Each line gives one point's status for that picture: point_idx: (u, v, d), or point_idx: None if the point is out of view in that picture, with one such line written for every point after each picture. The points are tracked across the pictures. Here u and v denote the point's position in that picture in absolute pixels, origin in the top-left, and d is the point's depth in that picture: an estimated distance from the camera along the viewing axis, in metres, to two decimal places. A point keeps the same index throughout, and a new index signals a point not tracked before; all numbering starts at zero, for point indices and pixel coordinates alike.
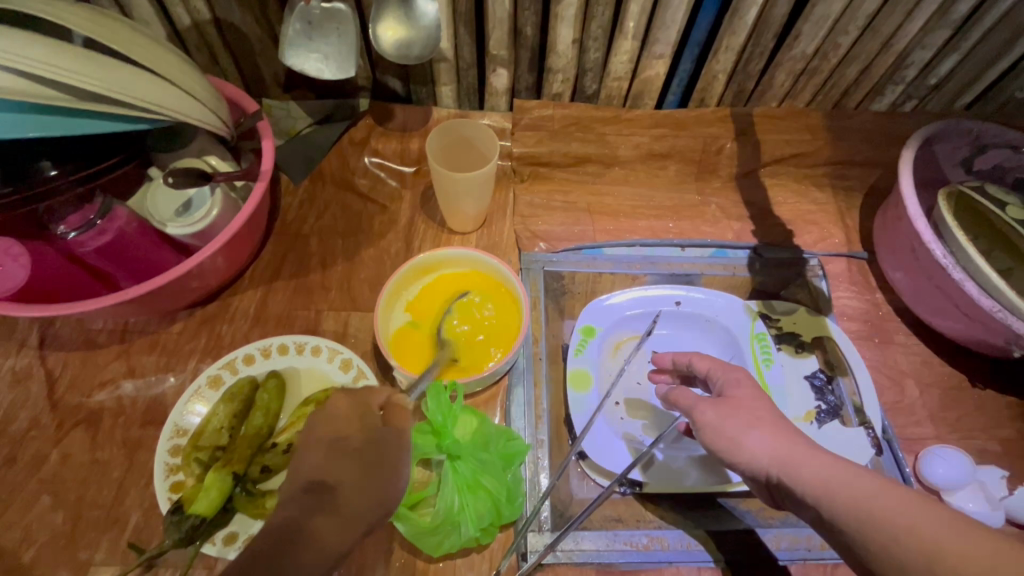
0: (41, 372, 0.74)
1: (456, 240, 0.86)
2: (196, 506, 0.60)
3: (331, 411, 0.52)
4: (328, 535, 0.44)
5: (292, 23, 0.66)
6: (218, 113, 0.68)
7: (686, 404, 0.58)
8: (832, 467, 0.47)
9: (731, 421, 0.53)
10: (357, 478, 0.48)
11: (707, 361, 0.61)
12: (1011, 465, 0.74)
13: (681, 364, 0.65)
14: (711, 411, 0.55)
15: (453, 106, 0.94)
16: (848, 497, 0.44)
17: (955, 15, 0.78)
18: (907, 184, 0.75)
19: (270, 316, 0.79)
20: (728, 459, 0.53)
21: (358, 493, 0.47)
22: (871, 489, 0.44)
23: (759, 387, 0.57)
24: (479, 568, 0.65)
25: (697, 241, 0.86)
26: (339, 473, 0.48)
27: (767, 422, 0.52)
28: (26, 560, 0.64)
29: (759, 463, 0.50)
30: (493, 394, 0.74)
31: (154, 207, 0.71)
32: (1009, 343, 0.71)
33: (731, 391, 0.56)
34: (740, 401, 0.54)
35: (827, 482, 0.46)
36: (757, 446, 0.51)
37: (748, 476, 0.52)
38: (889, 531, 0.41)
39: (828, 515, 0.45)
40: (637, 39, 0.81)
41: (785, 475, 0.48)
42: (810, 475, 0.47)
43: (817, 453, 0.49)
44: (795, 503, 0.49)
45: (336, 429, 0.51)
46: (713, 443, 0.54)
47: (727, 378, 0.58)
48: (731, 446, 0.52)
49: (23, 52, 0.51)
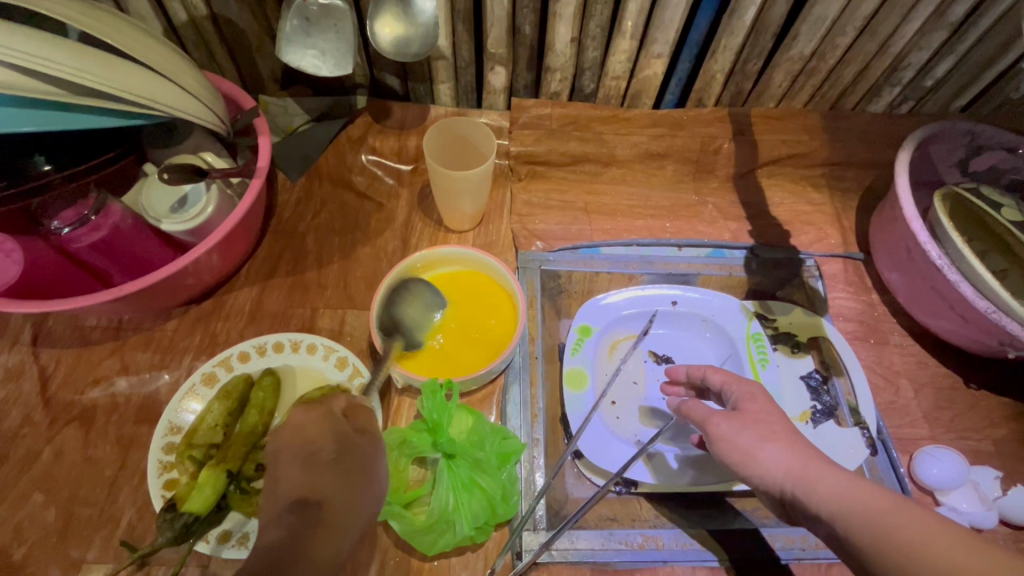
0: (34, 369, 0.74)
1: (453, 239, 0.86)
2: (189, 504, 0.59)
3: (299, 423, 0.49)
4: (326, 541, 0.44)
5: (289, 20, 0.66)
6: (214, 109, 0.68)
7: (698, 418, 0.58)
8: (846, 483, 0.47)
9: (746, 434, 0.53)
10: (342, 489, 0.47)
11: (721, 375, 0.61)
12: (1005, 466, 0.74)
13: (695, 377, 0.65)
14: (725, 424, 0.55)
15: (451, 104, 0.94)
16: (861, 513, 0.44)
17: (952, 17, 0.78)
18: (903, 184, 0.76)
19: (266, 314, 0.78)
20: (741, 473, 0.53)
21: (347, 502, 0.47)
22: (885, 505, 0.44)
23: (773, 402, 0.57)
24: (474, 567, 0.64)
25: (694, 241, 0.87)
26: (326, 483, 0.47)
27: (782, 436, 0.52)
28: (16, 559, 0.63)
29: (773, 477, 0.50)
30: (489, 393, 0.74)
31: (149, 203, 0.70)
32: (1003, 344, 0.71)
33: (746, 405, 0.56)
34: (756, 416, 0.54)
35: (841, 498, 0.45)
36: (772, 459, 0.51)
37: (761, 490, 0.52)
38: (901, 547, 0.41)
39: (842, 532, 0.45)
40: (635, 39, 0.80)
41: (799, 490, 0.48)
42: (822, 492, 0.47)
43: (830, 468, 0.48)
44: (807, 518, 0.49)
45: (312, 440, 0.49)
46: (725, 456, 0.54)
47: (742, 393, 0.58)
48: (747, 460, 0.52)
49: (20, 47, 0.51)
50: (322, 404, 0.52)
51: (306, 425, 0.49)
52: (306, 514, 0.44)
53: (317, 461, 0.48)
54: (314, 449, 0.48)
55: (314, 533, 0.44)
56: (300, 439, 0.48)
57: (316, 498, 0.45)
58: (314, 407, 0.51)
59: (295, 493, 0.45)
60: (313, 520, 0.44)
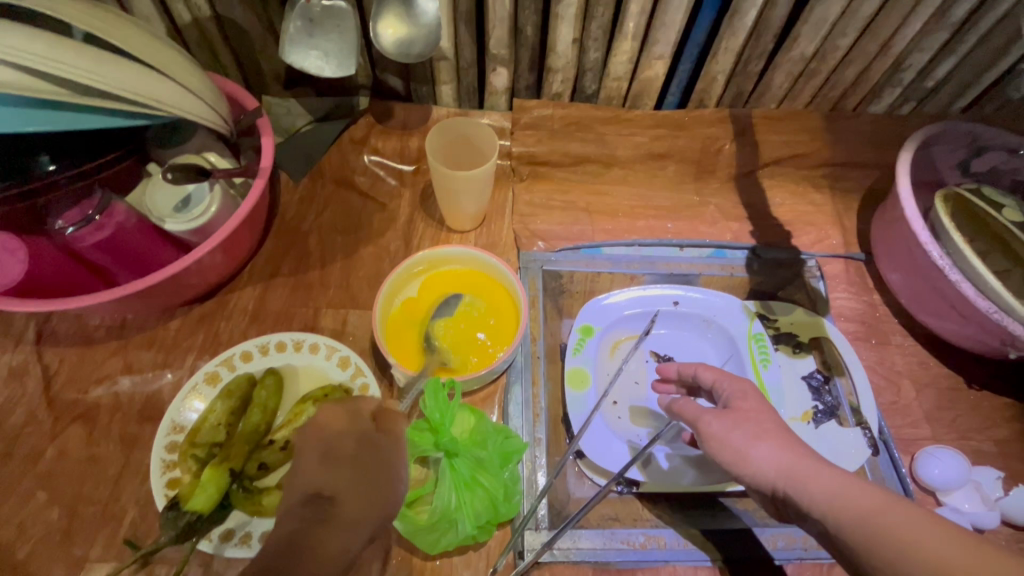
0: (38, 368, 0.74)
1: (455, 239, 0.86)
2: (192, 503, 0.59)
3: (323, 422, 0.50)
4: (337, 538, 0.42)
5: (292, 21, 0.66)
6: (217, 110, 0.68)
7: (691, 415, 0.58)
8: (839, 481, 0.47)
9: (738, 432, 0.53)
10: (354, 483, 0.46)
11: (712, 371, 0.61)
12: (1007, 466, 0.74)
13: (686, 375, 0.65)
14: (717, 423, 0.55)
15: (453, 104, 0.94)
16: (853, 511, 0.44)
17: (953, 18, 0.78)
18: (904, 184, 0.76)
19: (269, 313, 0.79)
20: (733, 472, 0.53)
21: (359, 498, 0.45)
22: (876, 503, 0.44)
23: (763, 399, 0.57)
24: (477, 566, 0.65)
25: (696, 241, 0.87)
26: (336, 477, 0.46)
27: (774, 435, 0.52)
28: (20, 557, 0.64)
29: (765, 476, 0.50)
30: (490, 393, 0.74)
31: (152, 202, 0.71)
32: (1005, 343, 0.72)
33: (736, 403, 0.56)
34: (747, 413, 0.54)
35: (833, 496, 0.46)
36: (763, 458, 0.51)
37: (753, 488, 0.52)
38: (893, 545, 0.41)
39: (834, 530, 0.45)
40: (636, 40, 0.81)
41: (790, 488, 0.49)
42: (815, 489, 0.47)
43: (822, 466, 0.49)
44: (799, 516, 0.49)
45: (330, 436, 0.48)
46: (717, 455, 0.54)
47: (732, 391, 0.58)
48: (738, 458, 0.52)
49: (23, 47, 0.51)
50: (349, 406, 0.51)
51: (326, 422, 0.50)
52: (316, 507, 0.44)
53: (333, 455, 0.47)
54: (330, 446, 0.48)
55: (321, 526, 0.43)
56: (320, 436, 0.48)
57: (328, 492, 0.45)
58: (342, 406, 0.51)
59: (308, 488, 0.45)
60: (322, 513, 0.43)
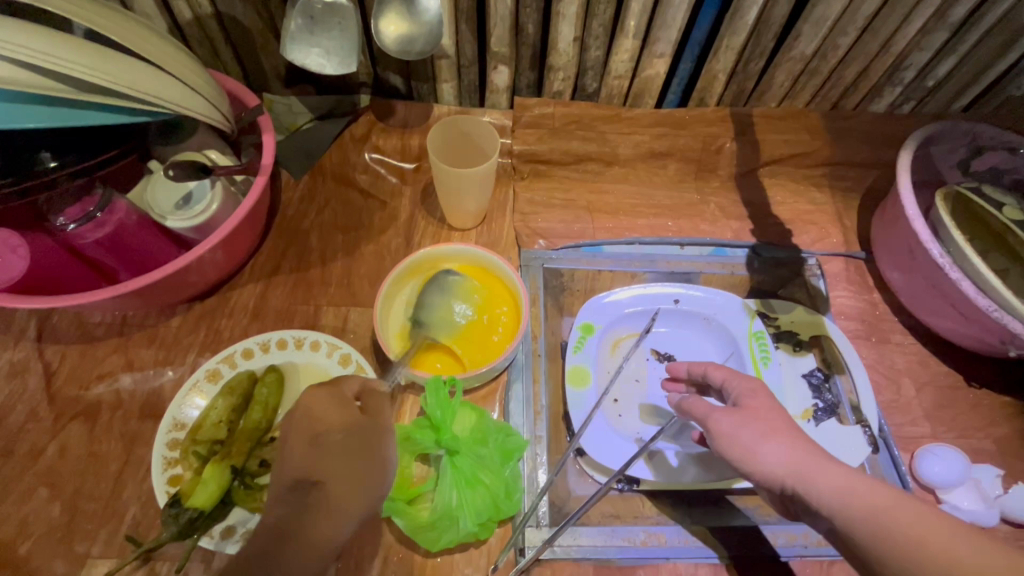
0: (39, 365, 0.74)
1: (455, 237, 0.86)
2: (194, 499, 0.60)
3: (310, 406, 0.50)
4: (323, 527, 0.45)
5: (293, 18, 0.66)
6: (220, 107, 0.69)
7: (700, 414, 0.58)
8: (849, 478, 0.47)
9: (747, 430, 0.53)
10: (347, 474, 0.48)
11: (722, 371, 0.61)
12: (1007, 464, 0.74)
13: (696, 373, 0.65)
14: (726, 420, 0.55)
15: (454, 102, 0.94)
16: (864, 508, 0.44)
17: (953, 17, 0.78)
18: (905, 183, 0.76)
19: (270, 311, 0.79)
20: (742, 469, 0.53)
21: (347, 487, 0.47)
22: (885, 501, 0.44)
23: (773, 398, 0.57)
24: (478, 562, 0.64)
25: (696, 240, 0.87)
26: (326, 467, 0.47)
27: (782, 433, 0.52)
28: (21, 553, 0.64)
29: (774, 474, 0.50)
30: (491, 391, 0.74)
31: (154, 201, 0.71)
32: (1004, 342, 0.72)
33: (746, 401, 0.56)
34: (757, 411, 0.55)
35: (842, 494, 0.46)
36: (772, 455, 0.51)
37: (762, 486, 0.52)
38: (903, 542, 0.41)
39: (843, 527, 0.45)
40: (637, 38, 0.81)
41: (799, 486, 0.49)
42: (824, 487, 0.47)
43: (832, 464, 0.49)
44: (808, 514, 0.49)
45: (321, 424, 0.49)
46: (727, 452, 0.54)
47: (743, 389, 0.58)
48: (747, 456, 0.52)
49: (31, 45, 0.51)
50: (334, 387, 0.52)
51: (316, 408, 0.50)
52: (304, 499, 0.46)
53: (322, 443, 0.49)
54: (318, 431, 0.49)
55: (308, 516, 0.45)
56: (309, 423, 0.49)
57: (315, 478, 0.47)
58: (330, 388, 0.51)
59: (296, 476, 0.47)
60: (308, 501, 0.46)
